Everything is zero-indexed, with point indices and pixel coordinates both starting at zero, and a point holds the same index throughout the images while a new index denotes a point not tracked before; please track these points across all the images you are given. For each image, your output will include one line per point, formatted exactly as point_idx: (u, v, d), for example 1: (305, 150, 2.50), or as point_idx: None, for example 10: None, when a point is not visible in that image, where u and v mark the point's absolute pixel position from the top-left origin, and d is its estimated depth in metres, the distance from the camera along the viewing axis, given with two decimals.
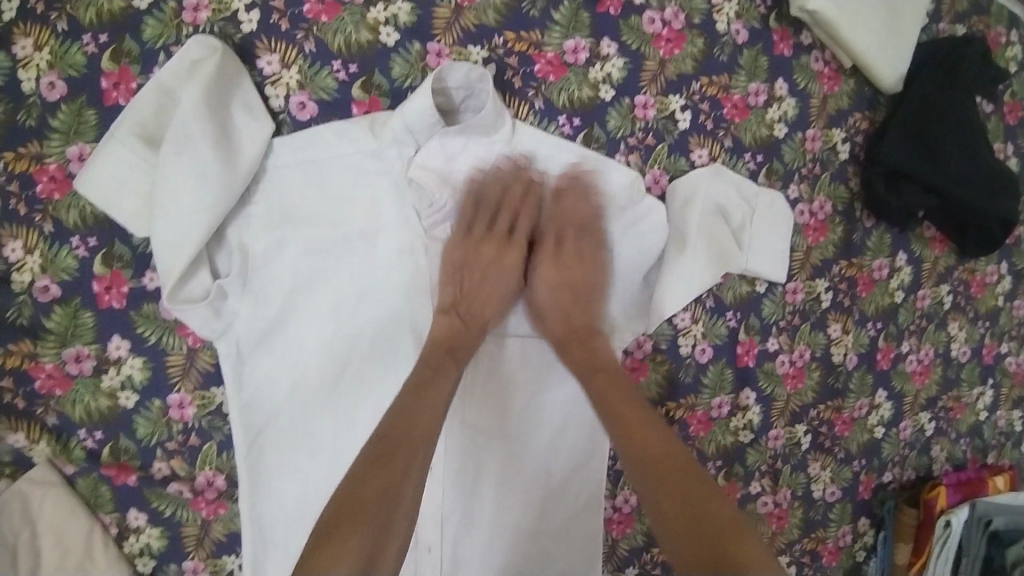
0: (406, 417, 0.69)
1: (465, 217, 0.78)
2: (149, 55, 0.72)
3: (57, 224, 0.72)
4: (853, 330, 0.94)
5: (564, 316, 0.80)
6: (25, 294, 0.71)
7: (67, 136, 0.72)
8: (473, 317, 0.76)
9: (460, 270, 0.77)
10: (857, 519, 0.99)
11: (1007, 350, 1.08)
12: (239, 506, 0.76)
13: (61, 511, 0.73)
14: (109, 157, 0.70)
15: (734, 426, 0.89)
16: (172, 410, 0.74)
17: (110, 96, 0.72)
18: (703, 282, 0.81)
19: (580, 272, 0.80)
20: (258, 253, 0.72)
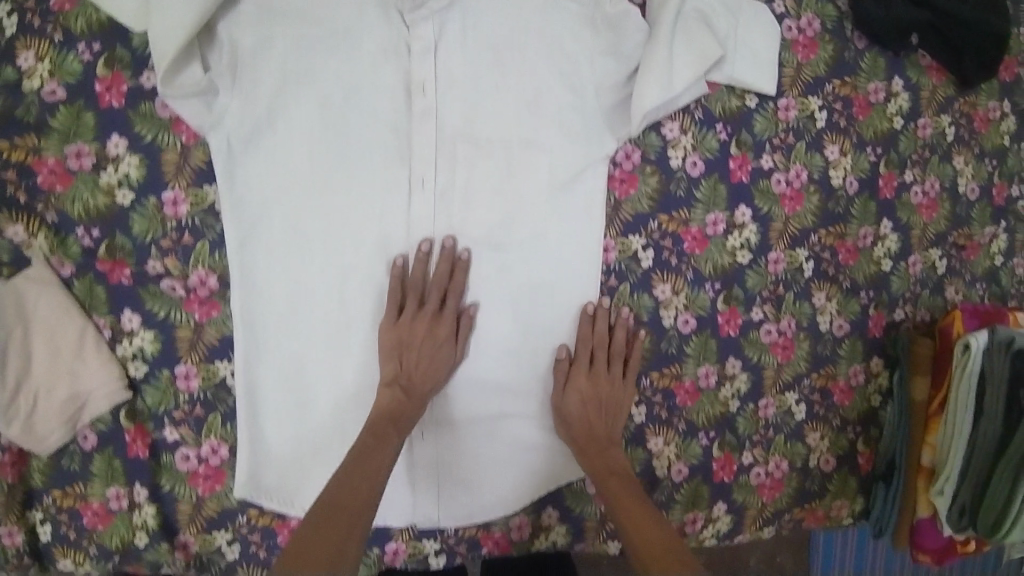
0: (351, 480, 0.70)
1: (396, 303, 0.76)
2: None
3: (67, 33, 0.75)
4: (852, 153, 0.92)
5: (587, 426, 0.79)
6: (33, 95, 0.74)
7: None
8: (414, 392, 0.76)
9: (399, 348, 0.76)
10: (870, 359, 0.96)
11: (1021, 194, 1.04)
12: (231, 311, 0.77)
13: (58, 307, 0.74)
14: None
15: (731, 245, 0.87)
16: (167, 207, 0.75)
17: None
18: (685, 81, 0.79)
19: (603, 390, 0.81)
20: (246, 47, 0.74)
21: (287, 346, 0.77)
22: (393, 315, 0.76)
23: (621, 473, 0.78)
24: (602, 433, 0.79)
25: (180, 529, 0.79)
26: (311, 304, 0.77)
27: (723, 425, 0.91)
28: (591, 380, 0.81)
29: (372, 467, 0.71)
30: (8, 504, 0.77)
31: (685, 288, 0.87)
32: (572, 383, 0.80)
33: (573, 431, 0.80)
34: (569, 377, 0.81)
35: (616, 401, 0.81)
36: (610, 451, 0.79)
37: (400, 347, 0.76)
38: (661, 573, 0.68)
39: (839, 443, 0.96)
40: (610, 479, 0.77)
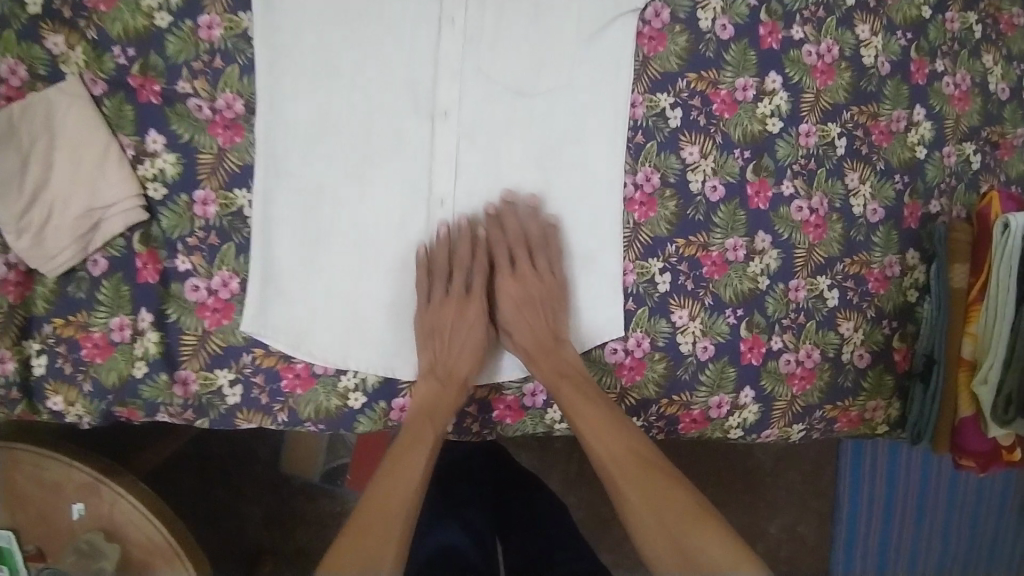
0: (385, 478, 0.72)
1: (434, 294, 0.79)
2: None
3: None
4: (882, 34, 0.90)
5: (529, 330, 0.80)
6: None
7: None
8: (450, 382, 0.78)
9: (433, 333, 0.79)
10: (905, 251, 0.92)
11: None
12: (256, 135, 0.77)
13: (83, 120, 0.73)
14: None
15: (760, 113, 0.85)
16: (202, 31, 0.76)
17: None
18: None
19: (533, 286, 0.81)
20: None
21: (308, 171, 0.77)
22: (424, 297, 0.79)
23: (582, 388, 0.77)
24: (546, 335, 0.80)
25: (182, 363, 0.76)
26: (334, 131, 0.78)
27: (752, 303, 0.86)
28: (516, 278, 0.81)
29: (412, 460, 0.74)
30: (4, 327, 0.73)
31: (713, 152, 0.84)
32: (503, 285, 0.81)
33: (521, 344, 0.80)
34: (502, 286, 0.82)
35: (552, 327, 0.81)
36: (560, 353, 0.79)
37: (434, 331, 0.79)
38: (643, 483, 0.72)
39: (874, 337, 0.91)
40: (566, 381, 0.78)
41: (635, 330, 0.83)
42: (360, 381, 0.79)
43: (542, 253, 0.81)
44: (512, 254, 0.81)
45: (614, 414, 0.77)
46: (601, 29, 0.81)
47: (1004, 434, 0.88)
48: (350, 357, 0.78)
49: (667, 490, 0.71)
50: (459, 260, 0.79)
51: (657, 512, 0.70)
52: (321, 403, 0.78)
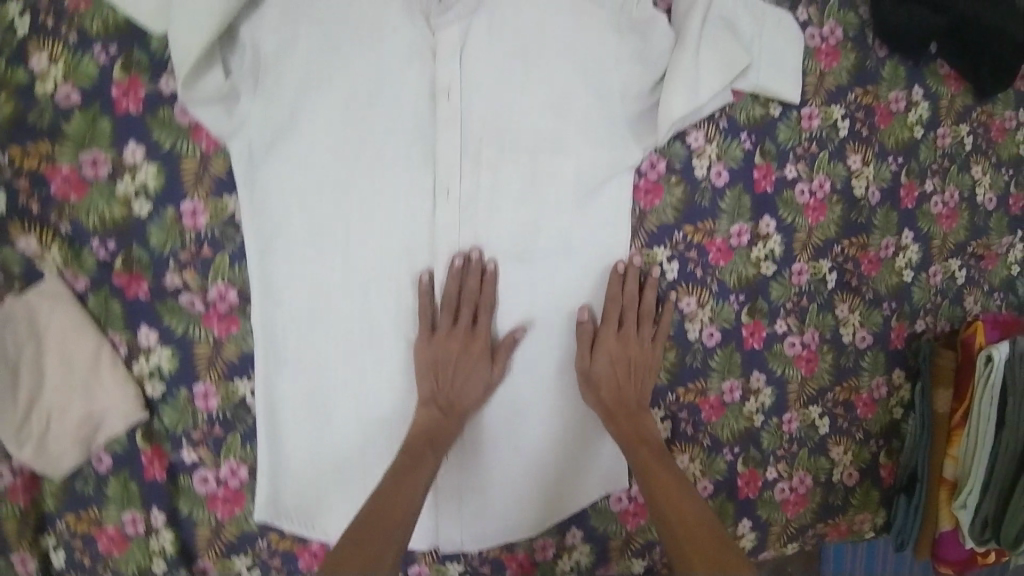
0: (393, 490, 0.71)
1: (427, 318, 0.75)
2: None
3: (81, 32, 0.69)
4: (874, 162, 0.91)
5: (616, 388, 0.79)
6: (46, 101, 0.68)
7: None
8: (451, 414, 0.76)
9: (435, 366, 0.75)
10: (891, 372, 0.95)
11: None
12: (251, 324, 0.74)
13: (70, 325, 0.70)
14: None
15: (755, 256, 0.86)
16: (186, 218, 0.72)
17: None
18: (712, 88, 0.78)
19: (632, 349, 0.80)
20: (269, 51, 0.70)
21: (307, 358, 0.75)
22: (427, 327, 0.75)
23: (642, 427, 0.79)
24: (634, 400, 0.80)
25: (201, 554, 0.78)
26: (331, 314, 0.75)
27: (747, 440, 0.89)
28: (619, 338, 0.80)
29: (408, 488, 0.71)
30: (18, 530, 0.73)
31: (710, 301, 0.85)
32: (603, 344, 0.78)
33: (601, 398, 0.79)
34: (595, 343, 0.79)
35: (647, 363, 0.81)
36: (640, 419, 0.79)
37: (437, 363, 0.75)
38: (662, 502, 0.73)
39: (862, 456, 0.95)
40: (642, 448, 0.77)
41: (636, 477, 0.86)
42: None
43: (636, 322, 0.81)
44: (621, 316, 0.80)
45: (682, 480, 0.75)
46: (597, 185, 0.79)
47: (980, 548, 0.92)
48: None
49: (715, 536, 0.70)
50: (468, 292, 0.76)
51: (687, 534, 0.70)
52: None
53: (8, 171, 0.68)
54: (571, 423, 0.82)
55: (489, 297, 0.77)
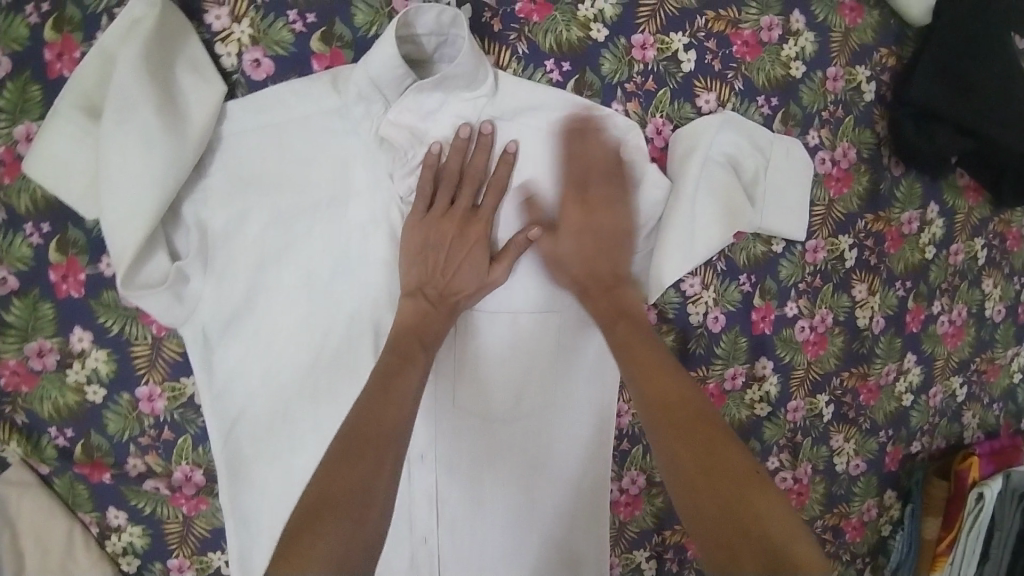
0: (371, 411, 0.61)
1: (424, 194, 0.68)
2: (92, 21, 0.61)
3: (9, 210, 0.62)
4: (880, 290, 0.85)
5: (588, 265, 0.73)
6: None
7: (13, 116, 0.61)
8: (439, 301, 0.69)
9: (422, 249, 0.68)
10: (883, 493, 0.93)
11: None
12: (218, 501, 0.70)
13: (40, 509, 0.68)
14: (53, 136, 0.59)
15: (749, 398, 0.82)
16: (142, 403, 0.67)
17: (54, 68, 0.61)
18: (709, 242, 0.72)
19: (599, 216, 0.72)
20: (218, 230, 0.65)
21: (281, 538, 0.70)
22: (423, 207, 0.68)
23: (638, 328, 0.72)
24: (606, 272, 0.74)
25: None
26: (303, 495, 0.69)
27: None
28: (586, 207, 0.72)
29: (398, 395, 0.62)
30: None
31: None
32: (568, 217, 0.72)
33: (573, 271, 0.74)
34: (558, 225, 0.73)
35: (615, 226, 0.73)
36: (618, 290, 0.74)
37: (425, 247, 0.68)
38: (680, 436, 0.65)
39: (848, 574, 0.94)
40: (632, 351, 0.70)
41: None
42: None
43: (617, 181, 0.72)
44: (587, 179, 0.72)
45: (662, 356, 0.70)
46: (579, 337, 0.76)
47: None
48: None
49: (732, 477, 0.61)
50: (471, 172, 0.68)
51: (696, 463, 0.63)
52: None
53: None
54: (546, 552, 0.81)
55: (490, 208, 0.69)
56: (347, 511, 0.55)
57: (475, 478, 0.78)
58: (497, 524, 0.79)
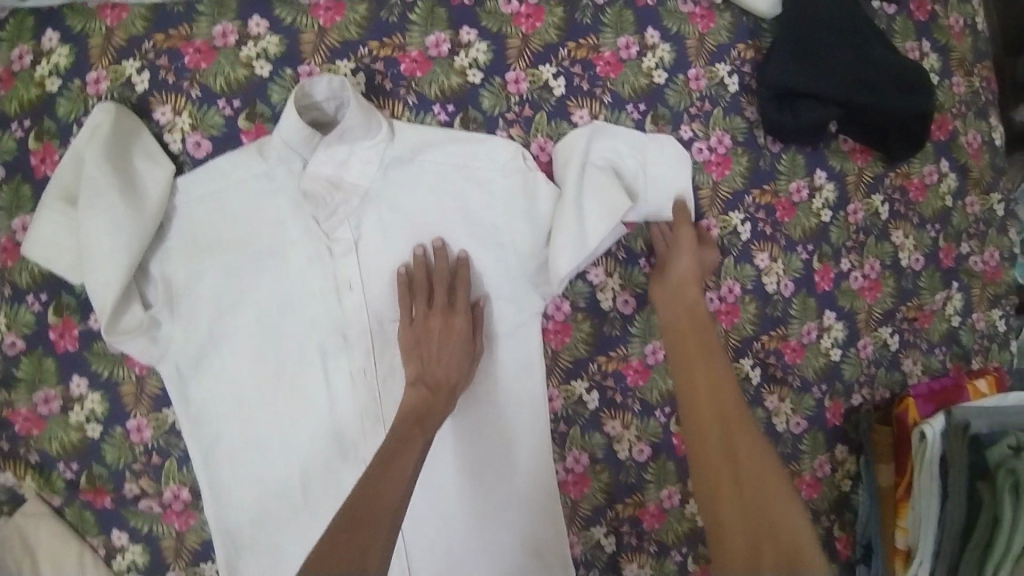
0: (374, 487, 0.66)
1: (405, 305, 0.81)
2: (65, 129, 0.78)
3: (14, 286, 0.78)
4: (782, 257, 0.93)
5: (688, 309, 0.82)
6: None
7: (10, 211, 0.78)
8: (440, 389, 0.77)
9: (416, 345, 0.79)
10: (834, 448, 0.97)
11: (970, 250, 1.01)
12: (205, 515, 0.82)
13: (54, 536, 0.80)
14: (44, 225, 0.74)
15: (672, 371, 0.90)
16: (132, 434, 0.80)
17: (39, 170, 0.78)
18: (597, 232, 0.81)
19: (689, 286, 0.84)
20: (181, 282, 0.78)
21: (264, 537, 0.83)
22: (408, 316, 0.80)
23: (701, 340, 0.80)
24: (693, 308, 0.82)
25: None
26: (278, 497, 0.82)
27: (695, 539, 0.93)
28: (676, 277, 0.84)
29: (397, 472, 0.68)
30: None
31: (634, 421, 0.90)
32: (658, 285, 0.85)
33: (679, 314, 0.83)
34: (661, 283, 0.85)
35: (689, 295, 0.83)
36: (704, 329, 0.81)
37: (417, 342, 0.79)
38: (710, 438, 0.73)
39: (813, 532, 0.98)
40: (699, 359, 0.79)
41: None
42: None
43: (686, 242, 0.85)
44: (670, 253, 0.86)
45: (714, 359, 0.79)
46: (511, 344, 0.86)
47: None
48: None
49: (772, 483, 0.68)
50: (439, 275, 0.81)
51: (730, 491, 0.70)
52: None
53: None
54: (506, 541, 0.87)
55: (464, 298, 0.81)
56: (373, 518, 0.63)
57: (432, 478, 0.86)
58: (459, 520, 0.87)
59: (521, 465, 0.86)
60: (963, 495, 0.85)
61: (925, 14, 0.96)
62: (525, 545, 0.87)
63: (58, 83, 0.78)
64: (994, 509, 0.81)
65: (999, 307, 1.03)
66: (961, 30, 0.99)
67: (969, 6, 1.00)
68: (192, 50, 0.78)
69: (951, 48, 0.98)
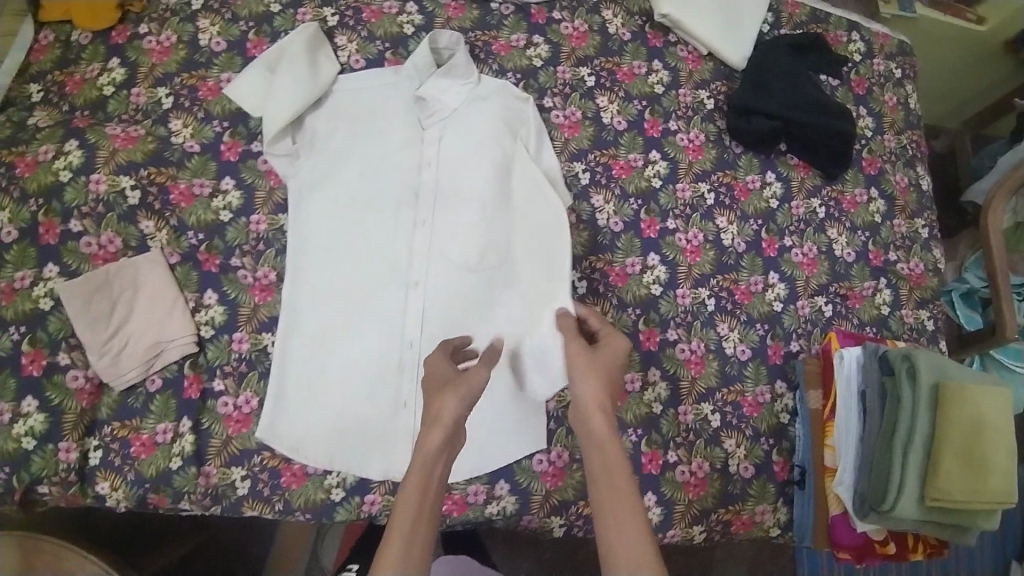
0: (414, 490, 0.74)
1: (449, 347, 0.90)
2: (276, 33, 1.20)
3: (207, 112, 1.15)
4: (737, 223, 1.23)
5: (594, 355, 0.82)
6: (178, 146, 1.13)
7: (223, 68, 1.17)
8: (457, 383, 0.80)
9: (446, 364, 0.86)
10: (774, 382, 1.16)
11: (895, 258, 1.29)
12: (281, 295, 1.09)
13: (161, 280, 1.07)
14: (247, 76, 1.14)
15: (645, 281, 1.17)
16: (252, 225, 1.11)
17: (251, 51, 1.19)
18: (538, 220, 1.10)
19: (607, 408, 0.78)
20: (321, 133, 1.14)
21: (315, 324, 1.07)
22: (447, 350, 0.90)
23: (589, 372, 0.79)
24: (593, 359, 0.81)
25: (207, 460, 1.03)
26: (335, 296, 1.08)
27: (650, 425, 1.10)
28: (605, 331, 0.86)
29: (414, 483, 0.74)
30: (74, 424, 1.01)
31: (611, 311, 1.14)
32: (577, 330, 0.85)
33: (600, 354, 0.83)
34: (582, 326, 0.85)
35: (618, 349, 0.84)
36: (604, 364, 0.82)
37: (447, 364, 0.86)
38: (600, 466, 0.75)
39: (755, 452, 1.13)
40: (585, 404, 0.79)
41: (556, 444, 1.07)
42: (341, 478, 1.04)
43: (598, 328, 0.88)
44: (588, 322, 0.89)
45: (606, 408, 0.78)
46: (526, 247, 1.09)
47: (872, 529, 1.03)
48: (334, 461, 1.03)
49: (616, 475, 0.73)
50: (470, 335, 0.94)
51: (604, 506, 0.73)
52: (309, 495, 1.03)
53: (144, 180, 1.10)
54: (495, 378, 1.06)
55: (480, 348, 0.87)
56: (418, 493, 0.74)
57: (449, 318, 1.09)
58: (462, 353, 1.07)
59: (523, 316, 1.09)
60: (878, 403, 1.02)
61: (863, 89, 1.36)
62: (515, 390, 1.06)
63: (279, 7, 1.21)
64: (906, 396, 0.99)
65: (924, 308, 1.28)
66: (895, 106, 1.37)
67: (903, 90, 1.38)
68: (369, 10, 1.23)
69: (883, 114, 1.36)
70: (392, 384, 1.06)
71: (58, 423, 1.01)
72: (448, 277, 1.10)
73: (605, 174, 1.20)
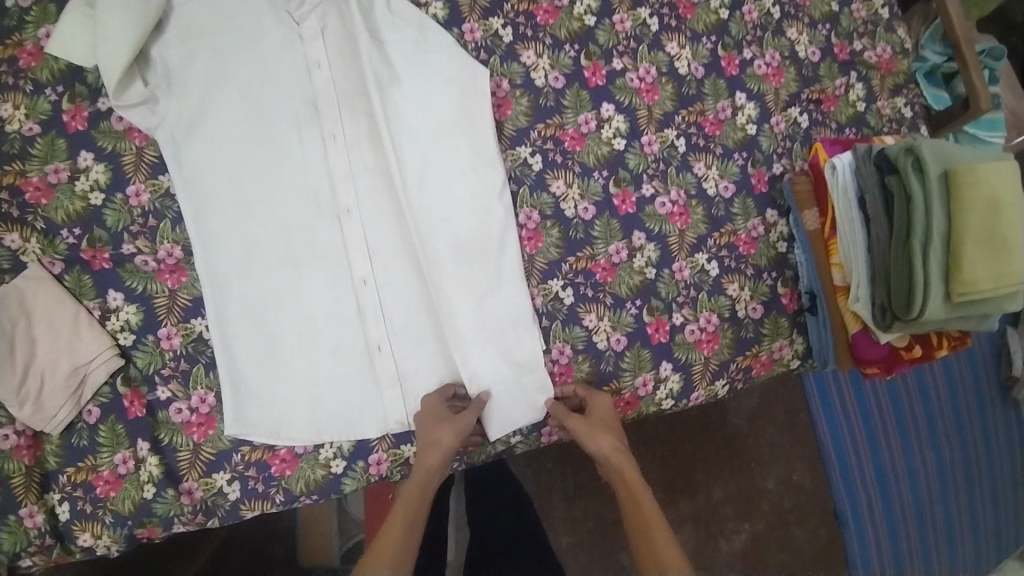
0: (404, 509, 0.82)
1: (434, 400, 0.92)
2: None
3: (35, 82, 0.89)
4: (689, 46, 1.07)
5: (602, 424, 0.90)
6: (14, 132, 0.88)
7: (38, 23, 0.90)
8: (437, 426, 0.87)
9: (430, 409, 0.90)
10: (765, 213, 1.07)
11: (862, 47, 1.16)
12: (197, 270, 0.90)
13: (51, 296, 0.86)
14: (67, 24, 0.88)
15: (605, 137, 1.02)
16: (132, 198, 0.90)
17: None
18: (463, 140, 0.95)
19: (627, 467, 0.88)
20: (176, 62, 0.89)
21: (249, 293, 0.90)
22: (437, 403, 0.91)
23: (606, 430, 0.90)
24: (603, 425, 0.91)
25: (184, 476, 0.89)
26: (262, 255, 0.90)
27: (646, 292, 1.01)
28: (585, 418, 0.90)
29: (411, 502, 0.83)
30: (26, 486, 0.83)
31: (576, 180, 1.00)
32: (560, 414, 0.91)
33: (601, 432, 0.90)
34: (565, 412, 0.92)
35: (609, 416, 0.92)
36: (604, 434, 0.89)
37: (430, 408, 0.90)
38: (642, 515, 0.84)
39: (760, 290, 1.05)
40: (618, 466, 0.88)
41: (555, 341, 0.98)
42: (337, 449, 0.92)
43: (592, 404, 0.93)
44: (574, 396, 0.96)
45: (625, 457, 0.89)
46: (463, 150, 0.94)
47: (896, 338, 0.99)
48: (323, 432, 0.91)
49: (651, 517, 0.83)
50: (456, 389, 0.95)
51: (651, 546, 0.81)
52: (308, 476, 0.91)
53: None
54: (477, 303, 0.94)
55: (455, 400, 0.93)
56: (410, 513, 0.82)
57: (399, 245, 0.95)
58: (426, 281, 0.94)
59: (485, 222, 0.95)
60: (881, 206, 0.94)
61: None
62: (489, 297, 0.94)
63: None
64: (921, 193, 0.89)
65: (899, 96, 1.18)
66: None
67: None
68: None
69: None
70: (360, 332, 0.93)
71: (7, 492, 0.82)
72: (385, 199, 0.95)
73: (529, 24, 1.01)
